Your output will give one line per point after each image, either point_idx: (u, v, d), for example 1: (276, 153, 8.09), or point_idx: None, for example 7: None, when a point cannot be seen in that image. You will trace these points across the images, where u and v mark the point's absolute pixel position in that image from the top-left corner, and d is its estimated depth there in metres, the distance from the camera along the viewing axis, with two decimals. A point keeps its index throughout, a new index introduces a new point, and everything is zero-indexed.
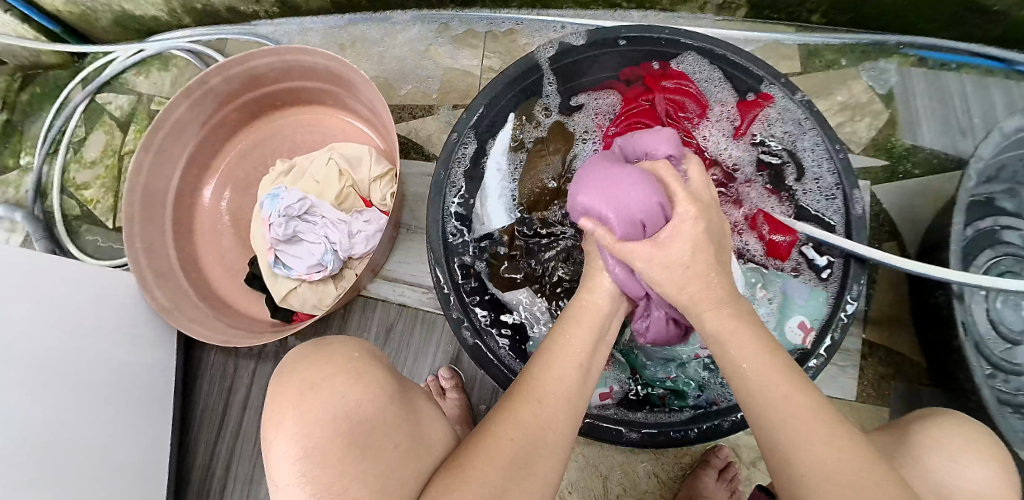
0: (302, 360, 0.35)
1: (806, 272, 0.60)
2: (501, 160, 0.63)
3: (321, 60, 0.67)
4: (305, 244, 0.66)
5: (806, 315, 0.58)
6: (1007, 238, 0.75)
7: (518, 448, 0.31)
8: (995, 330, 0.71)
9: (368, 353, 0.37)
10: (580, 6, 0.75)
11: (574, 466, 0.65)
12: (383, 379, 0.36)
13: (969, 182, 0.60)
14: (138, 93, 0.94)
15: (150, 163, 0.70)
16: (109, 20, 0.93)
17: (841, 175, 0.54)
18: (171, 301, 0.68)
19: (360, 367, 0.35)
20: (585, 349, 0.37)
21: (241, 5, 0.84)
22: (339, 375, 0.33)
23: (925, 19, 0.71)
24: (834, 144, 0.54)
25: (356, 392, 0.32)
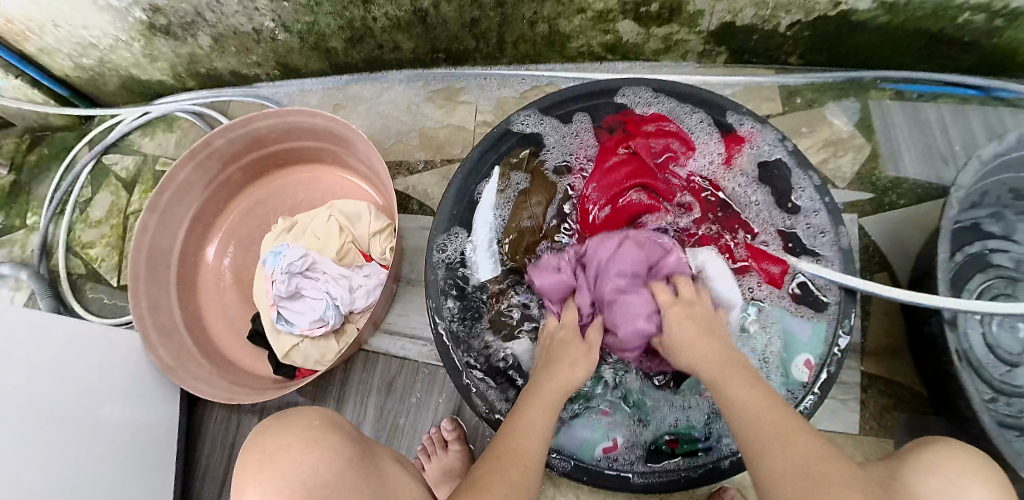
0: (266, 431, 0.38)
1: (798, 307, 0.61)
2: (488, 213, 0.64)
3: (321, 121, 0.70)
4: (307, 300, 0.67)
5: (811, 353, 0.57)
6: (997, 261, 0.77)
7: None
8: (993, 354, 0.72)
9: (329, 420, 0.39)
10: (567, 60, 0.78)
11: None
12: (345, 443, 0.38)
13: (952, 211, 0.62)
14: (144, 153, 0.98)
15: (155, 224, 0.72)
16: (116, 84, 0.97)
17: (828, 213, 0.56)
18: (174, 360, 0.68)
19: (319, 435, 0.37)
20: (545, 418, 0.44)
21: (244, 68, 0.88)
22: (298, 443, 0.35)
23: (897, 56, 0.74)
24: (817, 180, 0.56)
25: (311, 458, 0.34)
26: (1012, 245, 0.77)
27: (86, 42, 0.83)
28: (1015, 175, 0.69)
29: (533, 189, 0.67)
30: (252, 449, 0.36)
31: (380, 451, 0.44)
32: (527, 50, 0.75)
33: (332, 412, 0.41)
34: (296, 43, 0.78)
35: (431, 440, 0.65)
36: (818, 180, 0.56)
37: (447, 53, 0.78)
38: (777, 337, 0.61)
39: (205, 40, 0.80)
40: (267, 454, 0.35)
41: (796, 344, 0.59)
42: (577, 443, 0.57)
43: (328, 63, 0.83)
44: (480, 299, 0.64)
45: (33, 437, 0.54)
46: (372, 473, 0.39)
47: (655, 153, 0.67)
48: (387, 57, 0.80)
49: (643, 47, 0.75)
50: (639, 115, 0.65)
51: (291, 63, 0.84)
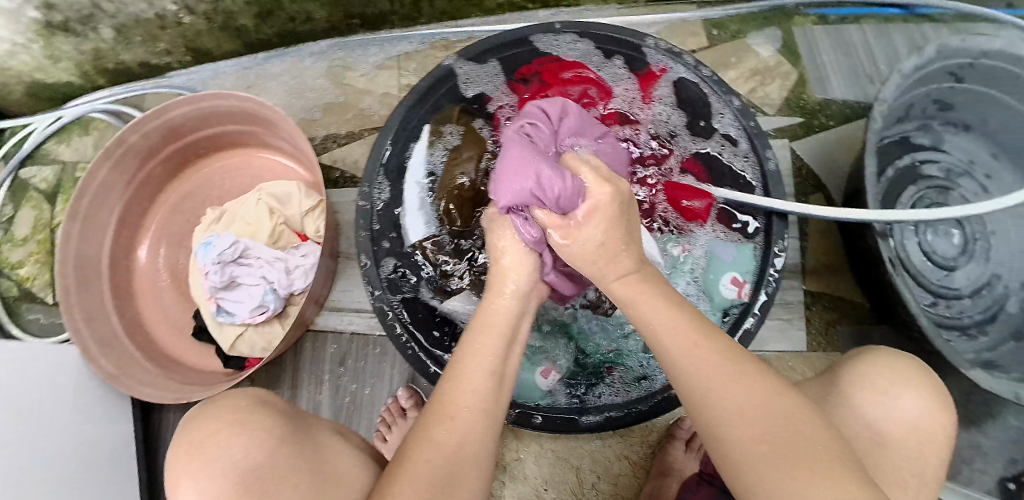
0: (197, 420, 0.39)
1: (730, 233, 0.63)
2: (418, 175, 0.63)
3: (236, 102, 0.67)
4: (245, 288, 0.65)
5: (737, 271, 0.60)
6: (928, 172, 0.79)
7: (438, 470, 0.32)
8: (930, 261, 0.73)
9: (262, 401, 0.41)
10: (486, 14, 0.76)
11: (545, 462, 0.64)
12: (278, 421, 0.40)
13: (875, 124, 0.63)
14: (63, 162, 0.92)
15: (80, 230, 0.68)
16: (22, 92, 0.90)
17: (753, 140, 0.55)
18: (118, 367, 0.65)
19: (247, 419, 0.38)
20: (494, 356, 0.40)
21: (153, 58, 0.83)
22: (225, 432, 0.37)
23: None
24: (738, 110, 0.55)
25: (240, 443, 0.36)
26: (940, 154, 0.79)
27: None
28: (941, 86, 0.71)
29: (465, 145, 0.67)
30: (183, 440, 0.38)
31: (318, 425, 0.45)
32: (444, 7, 0.73)
33: (269, 393, 0.43)
34: (203, 25, 0.74)
35: (389, 411, 0.64)
36: (740, 105, 0.55)
37: (361, 18, 0.74)
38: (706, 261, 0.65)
39: (106, 33, 0.75)
40: (196, 445, 0.37)
41: (726, 266, 0.62)
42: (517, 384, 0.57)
43: (240, 43, 0.79)
44: (411, 262, 0.63)
45: None
46: (309, 448, 0.40)
47: (573, 99, 0.68)
48: (300, 30, 0.76)
49: None
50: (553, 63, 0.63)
51: (202, 47, 0.80)
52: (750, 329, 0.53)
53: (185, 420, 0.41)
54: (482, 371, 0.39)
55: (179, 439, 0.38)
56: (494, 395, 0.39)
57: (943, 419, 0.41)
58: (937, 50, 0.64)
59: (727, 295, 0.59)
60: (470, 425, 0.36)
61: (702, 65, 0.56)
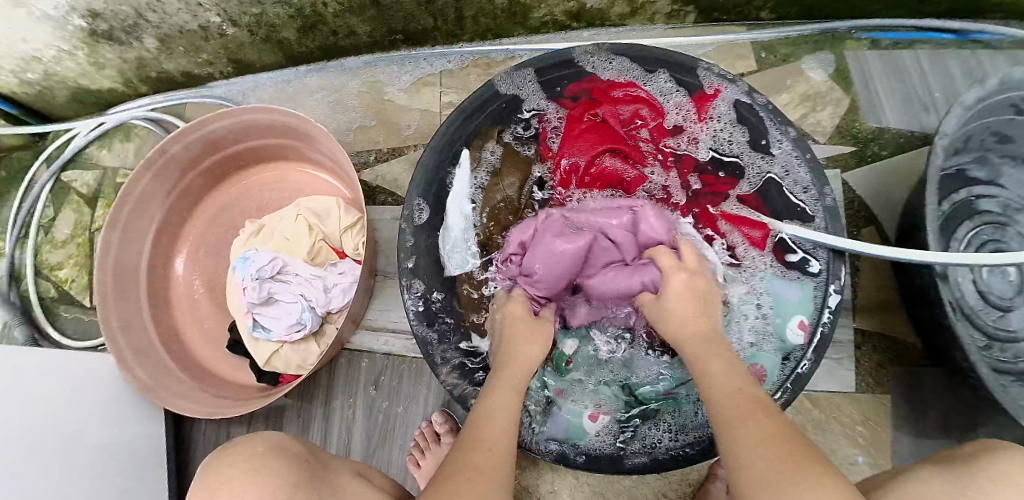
0: (211, 464, 0.37)
1: (787, 270, 0.60)
2: (462, 202, 0.62)
3: (277, 117, 0.66)
4: (282, 304, 0.65)
5: (803, 314, 0.57)
6: (984, 207, 0.75)
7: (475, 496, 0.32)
8: (985, 301, 0.70)
9: (274, 446, 0.39)
10: (530, 32, 0.75)
11: (581, 498, 0.64)
12: (291, 468, 0.37)
13: (937, 159, 0.60)
14: (103, 167, 0.94)
15: (118, 240, 0.68)
16: (67, 97, 0.92)
17: (811, 175, 0.53)
18: (153, 378, 0.66)
19: (259, 463, 0.36)
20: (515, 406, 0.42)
21: (196, 68, 0.84)
22: (238, 477, 0.35)
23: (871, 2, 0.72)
24: (796, 141, 0.53)
25: (252, 490, 0.33)
26: (995, 189, 0.75)
27: (27, 55, 0.79)
28: (999, 118, 0.67)
29: (503, 169, 0.65)
30: (200, 484, 0.36)
31: (339, 467, 0.44)
32: (487, 25, 0.72)
33: (280, 437, 0.41)
34: (246, 38, 0.74)
35: (423, 435, 0.64)
36: (796, 136, 0.52)
37: (404, 35, 0.74)
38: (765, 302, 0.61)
39: (151, 43, 0.76)
40: (211, 491, 0.35)
41: (790, 307, 0.58)
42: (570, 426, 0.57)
43: (282, 55, 0.79)
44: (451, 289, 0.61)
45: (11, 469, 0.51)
46: (326, 493, 0.38)
47: (624, 119, 0.66)
48: (342, 44, 0.76)
49: (607, 12, 0.72)
50: (601, 83, 0.61)
51: (244, 59, 0.80)
52: (804, 375, 0.52)
53: (207, 460, 0.39)
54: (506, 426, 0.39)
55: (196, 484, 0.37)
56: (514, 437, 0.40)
57: None
58: (1002, 81, 0.60)
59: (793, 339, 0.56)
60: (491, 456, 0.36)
61: (756, 92, 0.54)
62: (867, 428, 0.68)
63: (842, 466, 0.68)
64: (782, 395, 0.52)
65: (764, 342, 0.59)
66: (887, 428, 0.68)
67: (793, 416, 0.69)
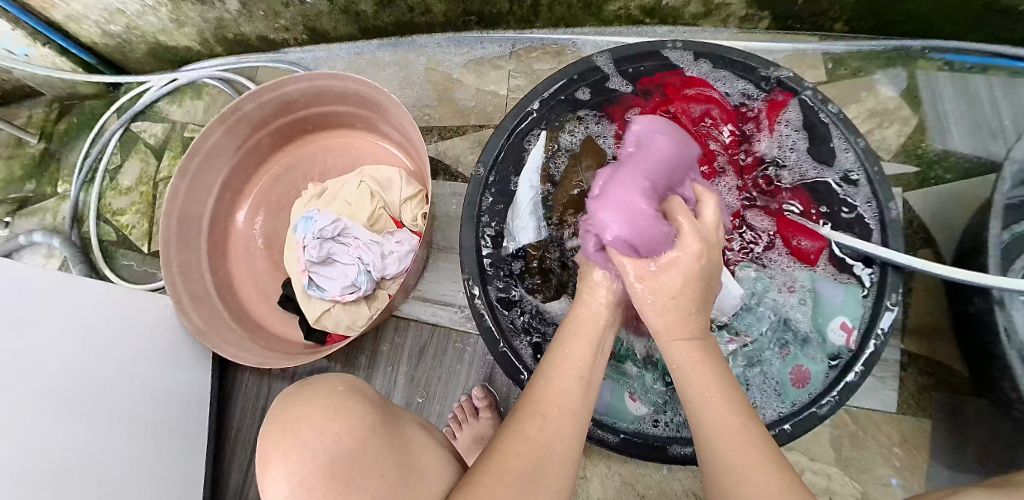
0: (292, 395, 0.37)
1: (840, 274, 0.59)
2: (533, 178, 0.62)
3: (352, 85, 0.68)
4: (338, 266, 0.67)
5: (847, 315, 0.56)
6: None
7: (526, 464, 0.33)
8: None
9: (353, 386, 0.38)
10: (603, 24, 0.76)
11: (610, 485, 0.64)
12: (367, 409, 0.37)
13: (1004, 185, 0.58)
14: (171, 121, 0.98)
15: (186, 189, 0.71)
16: (144, 51, 0.96)
17: (876, 186, 0.52)
18: (207, 324, 0.68)
19: (340, 402, 0.35)
20: (585, 361, 0.40)
21: (271, 33, 0.87)
22: (316, 412, 0.34)
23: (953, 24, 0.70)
24: (863, 151, 0.52)
25: (333, 429, 0.33)
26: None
27: (114, 8, 0.82)
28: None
29: (581, 152, 0.64)
30: (276, 415, 0.35)
31: (405, 417, 0.43)
32: (562, 13, 0.73)
33: (355, 378, 0.40)
34: (325, 7, 0.77)
35: (462, 409, 0.66)
36: (863, 146, 0.52)
37: (479, 17, 0.76)
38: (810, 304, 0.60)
39: (233, 5, 0.79)
40: (287, 425, 0.34)
41: (832, 308, 0.58)
42: (609, 407, 0.57)
43: (357, 28, 0.82)
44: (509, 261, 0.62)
45: (48, 395, 0.53)
46: (396, 440, 0.38)
47: (694, 118, 0.64)
48: (417, 21, 0.78)
49: (682, 11, 0.72)
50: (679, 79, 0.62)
51: (319, 28, 0.83)
52: (852, 383, 0.50)
53: (278, 397, 0.38)
54: (575, 373, 0.39)
55: (271, 415, 0.36)
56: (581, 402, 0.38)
57: None
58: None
59: (834, 340, 0.56)
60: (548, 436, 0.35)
61: (830, 104, 0.54)
62: (904, 450, 0.67)
63: (874, 486, 0.67)
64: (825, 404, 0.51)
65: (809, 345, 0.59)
66: (926, 453, 0.66)
67: (830, 430, 0.69)
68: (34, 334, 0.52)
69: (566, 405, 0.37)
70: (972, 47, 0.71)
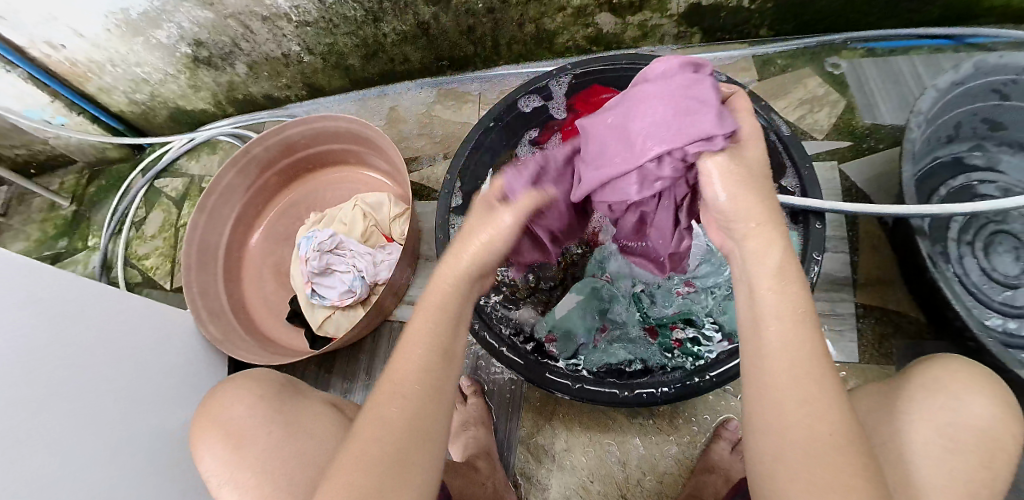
0: (211, 401, 0.52)
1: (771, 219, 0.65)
2: None
3: (344, 124, 0.80)
4: (337, 274, 0.75)
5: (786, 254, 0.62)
6: (984, 191, 0.75)
7: (371, 478, 0.30)
8: (989, 277, 0.70)
9: (267, 378, 0.54)
10: (556, 55, 0.89)
11: (587, 452, 0.68)
12: (267, 385, 0.53)
13: (914, 135, 0.61)
14: (190, 176, 1.10)
15: (204, 222, 0.81)
16: (164, 116, 1.10)
17: (790, 148, 0.59)
18: (223, 335, 0.77)
19: (253, 384, 0.52)
20: (427, 350, 0.34)
21: (275, 91, 1.00)
22: (233, 399, 0.51)
23: (862, 12, 0.82)
24: (768, 114, 0.59)
25: (236, 408, 0.50)
26: (995, 175, 0.76)
27: (139, 77, 0.97)
28: (984, 103, 0.70)
29: None
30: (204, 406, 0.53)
31: (314, 397, 0.55)
32: (520, 49, 0.86)
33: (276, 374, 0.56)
34: (319, 64, 0.91)
35: None
36: (763, 106, 0.60)
37: (450, 61, 0.90)
38: None
39: (242, 68, 0.93)
40: (206, 411, 0.52)
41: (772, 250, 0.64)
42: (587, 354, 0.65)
43: (348, 80, 0.95)
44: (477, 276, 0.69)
45: None
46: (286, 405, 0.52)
47: None
48: (399, 69, 0.92)
49: (622, 36, 0.85)
50: (585, 93, 0.72)
51: (316, 83, 0.97)
52: None
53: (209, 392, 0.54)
54: (416, 367, 0.34)
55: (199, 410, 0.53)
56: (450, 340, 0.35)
57: (1008, 426, 0.42)
58: (975, 66, 0.63)
59: None
60: (427, 404, 0.33)
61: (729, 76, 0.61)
62: None
63: None
64: None
65: None
66: None
67: None
68: (88, 350, 0.56)
69: (400, 413, 0.32)
70: (888, 32, 0.84)
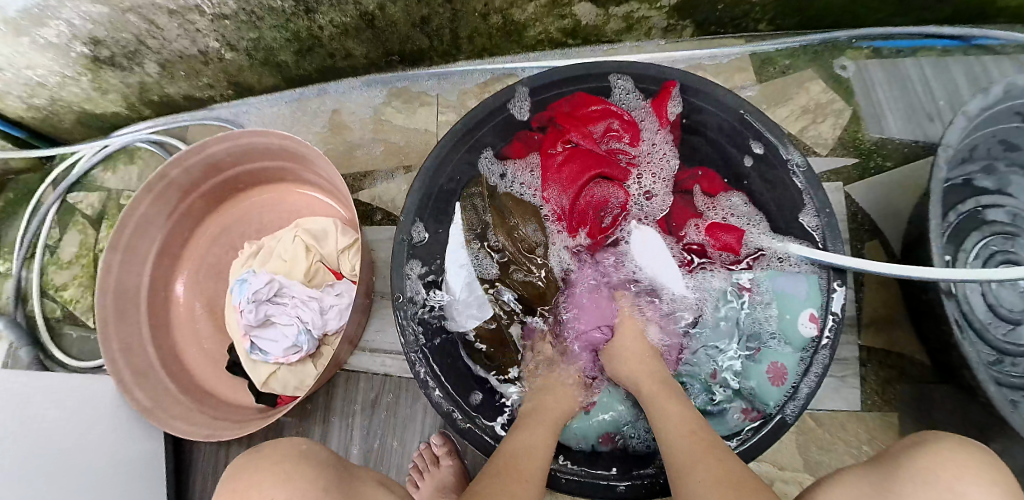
0: (243, 472, 0.34)
1: (787, 262, 0.59)
2: (457, 252, 0.62)
3: (275, 140, 0.67)
4: (278, 326, 0.65)
5: (813, 307, 0.56)
6: (992, 217, 0.69)
7: None
8: (994, 314, 0.65)
9: (305, 450, 0.37)
10: (526, 50, 0.76)
11: None
12: (323, 473, 0.36)
13: (941, 173, 0.54)
14: (109, 189, 0.95)
15: (118, 262, 0.68)
16: (72, 120, 0.94)
17: (806, 180, 0.53)
18: (152, 401, 0.66)
19: (296, 467, 0.34)
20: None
21: (197, 91, 0.85)
22: (271, 476, 0.33)
23: (870, 9, 0.71)
24: (786, 146, 0.53)
25: (284, 496, 0.32)
26: (1003, 198, 0.70)
27: (33, 82, 0.80)
28: (1007, 125, 0.62)
29: (511, 213, 0.66)
30: (226, 483, 0.34)
31: (363, 477, 0.41)
32: (483, 43, 0.74)
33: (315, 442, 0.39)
34: (244, 61, 0.76)
35: (422, 458, 0.64)
36: (784, 135, 0.53)
37: (401, 56, 0.76)
38: (773, 302, 0.60)
39: (153, 68, 0.78)
40: (239, 491, 0.32)
41: (796, 303, 0.58)
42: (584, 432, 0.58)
43: (282, 78, 0.81)
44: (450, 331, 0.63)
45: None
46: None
47: (597, 137, 0.65)
48: (341, 65, 0.77)
49: (603, 28, 0.73)
50: (567, 108, 0.62)
51: (243, 81, 0.82)
52: (814, 387, 0.51)
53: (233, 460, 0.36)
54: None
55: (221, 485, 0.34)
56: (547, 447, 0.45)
57: None
58: (1005, 89, 0.55)
59: (806, 334, 0.56)
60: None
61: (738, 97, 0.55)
62: (873, 447, 0.65)
63: None
64: (793, 410, 0.51)
65: (775, 343, 0.59)
66: None
67: (795, 435, 0.67)
68: (4, 449, 0.51)
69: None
70: (904, 31, 0.73)
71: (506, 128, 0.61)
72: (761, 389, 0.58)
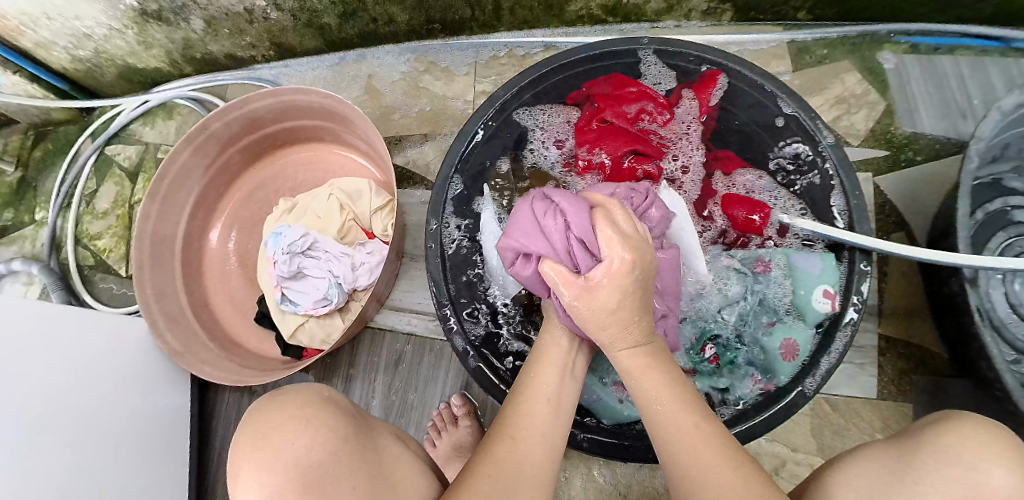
0: (258, 408, 0.33)
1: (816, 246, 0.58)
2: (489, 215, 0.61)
3: (316, 98, 0.68)
4: (310, 279, 0.67)
5: (827, 283, 0.55)
6: None
7: None
8: (1016, 313, 0.65)
9: (328, 396, 0.35)
10: (565, 24, 0.77)
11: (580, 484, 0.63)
12: (344, 417, 0.34)
13: (971, 165, 0.54)
14: (145, 143, 0.98)
15: (156, 211, 0.70)
16: (114, 74, 0.96)
17: (837, 163, 0.53)
18: (183, 345, 0.67)
19: (314, 410, 0.33)
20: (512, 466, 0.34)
21: (239, 51, 0.87)
22: (293, 420, 0.31)
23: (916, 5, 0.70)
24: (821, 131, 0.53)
25: (307, 437, 0.30)
26: None
27: (80, 32, 0.82)
28: None
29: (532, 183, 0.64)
30: (241, 423, 0.32)
31: (377, 428, 0.41)
32: (524, 16, 0.74)
33: (331, 388, 0.37)
34: (289, 22, 0.77)
35: (441, 417, 0.65)
36: (819, 120, 0.53)
37: (442, 24, 0.77)
38: (785, 275, 0.58)
39: (198, 24, 0.79)
40: (258, 431, 0.31)
41: (810, 279, 0.56)
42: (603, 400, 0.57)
43: (323, 41, 0.82)
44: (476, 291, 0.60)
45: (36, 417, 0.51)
46: (370, 452, 0.35)
47: (631, 118, 0.62)
48: (383, 31, 0.79)
49: (645, 7, 0.73)
50: (603, 87, 0.62)
51: (285, 43, 0.83)
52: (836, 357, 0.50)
53: None
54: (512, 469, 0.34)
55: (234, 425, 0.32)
56: (558, 388, 0.42)
57: None
58: None
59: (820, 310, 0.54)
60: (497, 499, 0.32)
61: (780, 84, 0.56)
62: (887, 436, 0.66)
63: None
64: (813, 381, 0.50)
65: (789, 318, 0.57)
66: None
67: (810, 420, 0.67)
68: (43, 382, 0.53)
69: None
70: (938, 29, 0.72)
71: (539, 101, 0.61)
72: (774, 362, 0.56)
